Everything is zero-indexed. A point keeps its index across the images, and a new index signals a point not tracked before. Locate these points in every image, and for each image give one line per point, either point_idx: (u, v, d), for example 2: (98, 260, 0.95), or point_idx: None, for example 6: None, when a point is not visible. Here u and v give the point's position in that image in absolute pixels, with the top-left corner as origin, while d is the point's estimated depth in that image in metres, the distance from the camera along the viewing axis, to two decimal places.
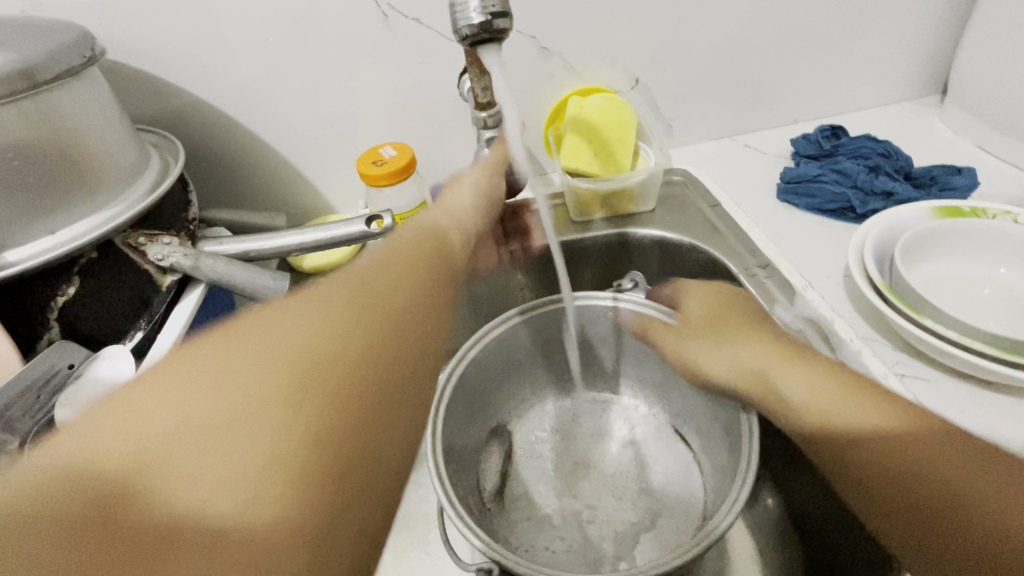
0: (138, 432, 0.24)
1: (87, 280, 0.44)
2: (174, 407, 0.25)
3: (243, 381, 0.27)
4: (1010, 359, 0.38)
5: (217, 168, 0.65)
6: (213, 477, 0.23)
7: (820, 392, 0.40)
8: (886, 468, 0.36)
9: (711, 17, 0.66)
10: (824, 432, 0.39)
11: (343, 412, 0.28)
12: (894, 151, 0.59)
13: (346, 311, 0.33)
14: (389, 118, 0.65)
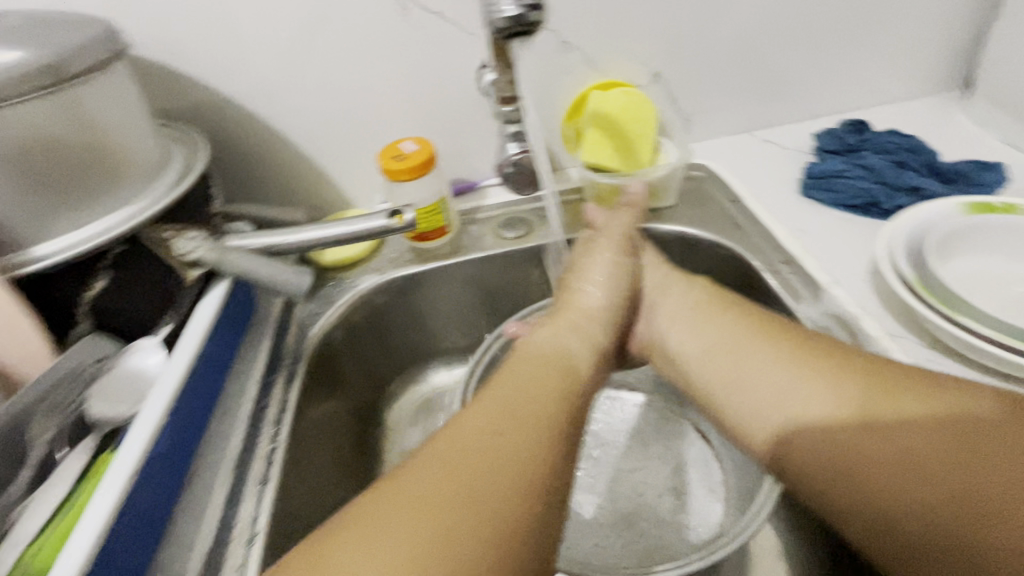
0: (341, 563, 0.29)
1: (115, 274, 0.44)
2: (368, 536, 0.30)
3: (413, 502, 0.32)
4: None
5: (238, 163, 0.66)
6: (372, 571, 0.29)
7: (835, 403, 0.39)
8: (881, 504, 0.36)
9: (733, 11, 0.66)
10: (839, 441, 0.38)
11: (460, 529, 0.30)
12: (920, 146, 0.59)
13: (481, 438, 0.35)
14: (409, 113, 0.65)
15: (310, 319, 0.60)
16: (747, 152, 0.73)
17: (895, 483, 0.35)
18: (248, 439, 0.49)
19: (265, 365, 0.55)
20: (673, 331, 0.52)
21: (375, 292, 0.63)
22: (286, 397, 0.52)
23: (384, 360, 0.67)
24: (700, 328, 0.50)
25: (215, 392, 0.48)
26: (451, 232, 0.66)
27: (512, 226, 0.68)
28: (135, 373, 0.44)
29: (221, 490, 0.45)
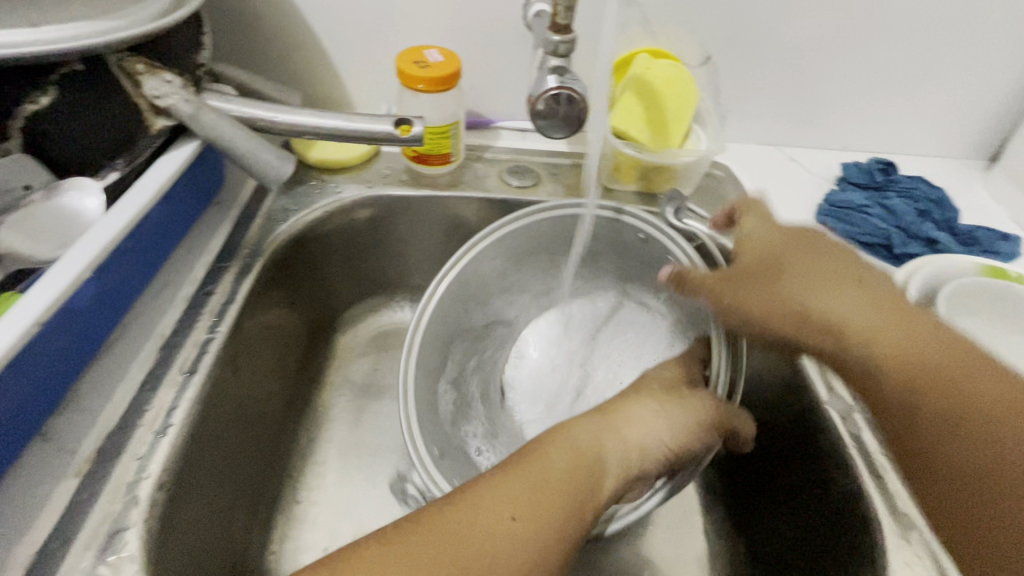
0: (475, 521, 0.29)
1: (64, 94, 0.37)
2: (505, 500, 0.30)
3: (516, 499, 0.30)
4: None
5: (237, 21, 0.58)
6: (498, 510, 0.30)
7: (824, 309, 0.38)
8: (969, 445, 0.33)
9: (801, 14, 0.62)
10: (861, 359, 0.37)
11: (515, 533, 0.29)
12: (945, 201, 0.57)
13: (533, 492, 0.31)
14: (440, 20, 0.58)
15: (280, 214, 0.54)
16: (771, 165, 0.71)
17: (950, 375, 0.35)
18: (182, 321, 0.43)
19: (219, 248, 0.49)
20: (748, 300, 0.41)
21: (357, 206, 0.58)
22: (235, 288, 0.46)
23: (341, 262, 0.60)
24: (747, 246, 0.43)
25: (153, 257, 0.42)
26: (454, 162, 0.60)
27: (518, 173, 0.62)
28: (68, 214, 0.39)
29: (139, 368, 0.39)
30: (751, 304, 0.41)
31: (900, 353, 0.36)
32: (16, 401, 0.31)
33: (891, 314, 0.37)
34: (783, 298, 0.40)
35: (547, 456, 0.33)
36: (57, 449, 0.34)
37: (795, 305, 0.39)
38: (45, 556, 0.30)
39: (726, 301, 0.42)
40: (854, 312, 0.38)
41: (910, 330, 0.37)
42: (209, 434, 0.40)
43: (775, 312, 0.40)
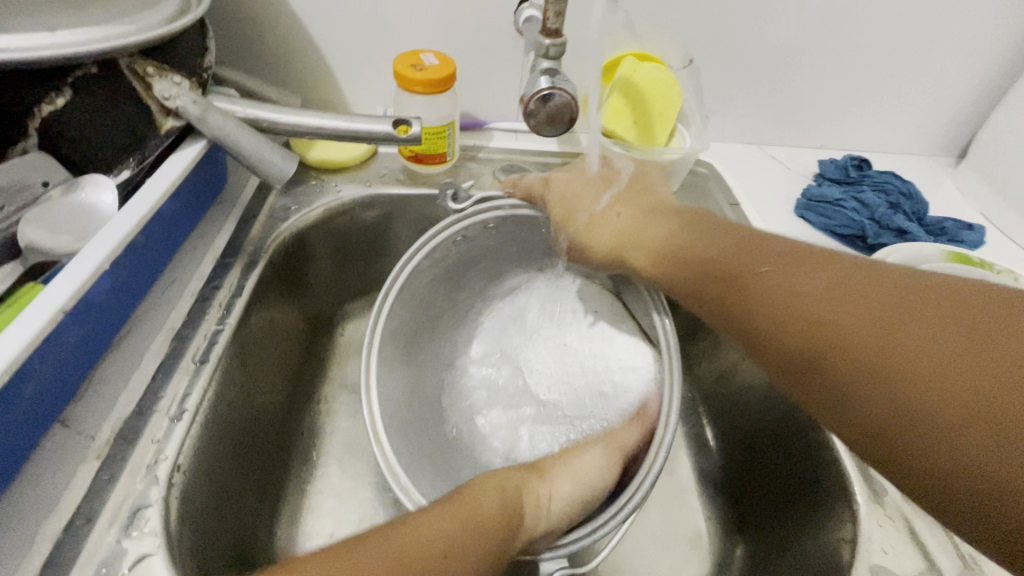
0: None
1: (79, 96, 0.39)
2: None
3: None
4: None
5: (237, 27, 0.60)
6: None
7: (626, 225, 0.47)
8: (800, 319, 0.34)
9: (777, 18, 0.65)
10: (683, 265, 0.42)
11: None
12: (915, 194, 0.60)
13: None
14: (434, 26, 0.61)
15: (282, 212, 0.56)
16: (752, 162, 0.74)
17: (761, 270, 0.38)
18: (192, 313, 0.45)
19: (223, 245, 0.51)
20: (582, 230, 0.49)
21: (358, 204, 0.60)
22: (241, 282, 0.48)
23: (341, 254, 0.62)
24: (565, 186, 0.51)
25: (161, 251, 0.44)
26: (449, 161, 0.63)
27: (511, 172, 0.65)
28: (83, 209, 0.41)
29: (151, 358, 0.41)
30: (582, 222, 0.49)
31: (715, 267, 0.40)
32: (41, 385, 0.33)
33: (686, 229, 0.44)
34: (610, 237, 0.48)
35: (473, 501, 0.37)
36: (77, 435, 0.36)
37: (609, 228, 0.48)
38: (71, 533, 0.32)
39: (567, 216, 0.50)
40: (664, 234, 0.45)
41: (706, 238, 0.43)
42: (222, 423, 0.42)
43: (596, 229, 0.48)
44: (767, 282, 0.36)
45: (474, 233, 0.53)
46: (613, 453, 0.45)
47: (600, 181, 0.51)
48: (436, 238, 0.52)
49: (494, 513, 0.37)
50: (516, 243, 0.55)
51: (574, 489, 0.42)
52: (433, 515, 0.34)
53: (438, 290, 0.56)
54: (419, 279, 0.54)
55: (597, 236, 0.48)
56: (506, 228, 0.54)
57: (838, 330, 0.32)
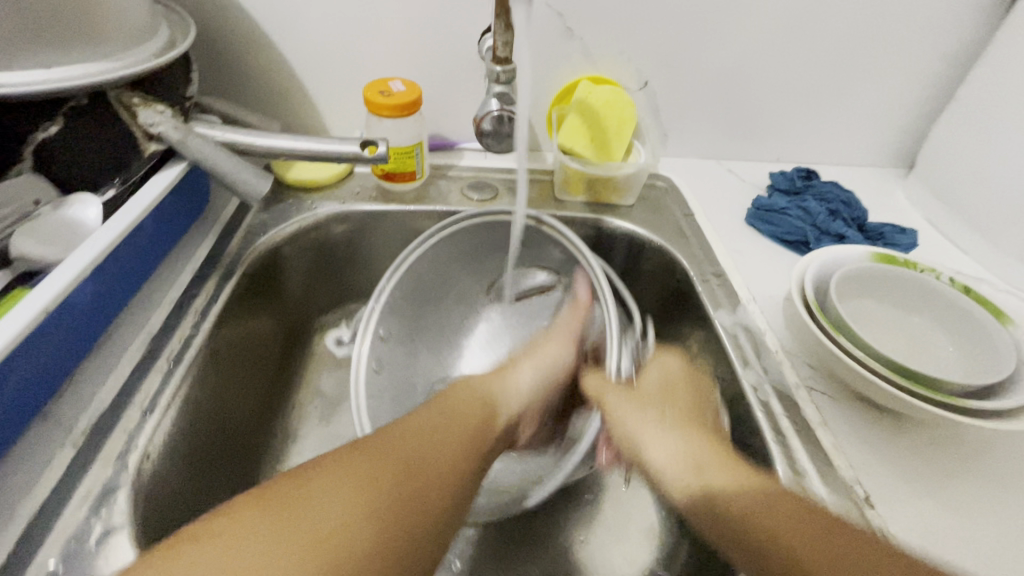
0: (331, 511, 0.31)
1: (70, 124, 0.43)
2: (361, 476, 0.33)
3: (383, 470, 0.34)
4: (919, 392, 0.42)
5: (224, 60, 0.65)
6: (354, 486, 0.33)
7: (683, 452, 0.41)
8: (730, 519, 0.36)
9: (724, 43, 0.70)
10: (698, 456, 0.40)
11: (380, 492, 0.33)
12: (855, 202, 0.64)
13: (382, 473, 0.34)
14: (404, 55, 0.66)
15: (259, 228, 0.60)
16: (710, 176, 0.78)
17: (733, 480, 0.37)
18: (169, 319, 0.49)
19: (202, 259, 0.55)
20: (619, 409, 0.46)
21: (332, 220, 0.64)
22: (217, 292, 0.52)
23: (317, 268, 0.66)
24: (659, 408, 0.45)
25: (143, 262, 0.48)
26: (418, 179, 0.67)
27: (477, 188, 0.69)
28: (69, 224, 0.44)
29: (129, 359, 0.45)
30: (642, 429, 0.44)
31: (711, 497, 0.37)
32: (26, 378, 0.37)
33: (734, 468, 0.39)
34: (665, 458, 0.41)
35: (448, 404, 0.42)
36: (58, 427, 0.39)
37: (659, 449, 0.42)
38: (46, 513, 0.35)
39: (626, 428, 0.45)
40: (677, 445, 0.42)
41: (723, 455, 0.40)
42: (188, 420, 0.45)
43: (650, 442, 0.43)
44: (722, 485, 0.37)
45: (440, 254, 0.60)
46: (563, 337, 0.52)
47: (663, 389, 0.47)
48: (411, 264, 0.59)
49: (474, 416, 0.43)
50: (479, 249, 0.62)
51: (531, 380, 0.49)
52: (409, 425, 0.39)
53: (414, 310, 0.60)
54: (397, 299, 0.58)
55: (647, 449, 0.43)
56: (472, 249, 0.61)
57: (754, 522, 0.34)
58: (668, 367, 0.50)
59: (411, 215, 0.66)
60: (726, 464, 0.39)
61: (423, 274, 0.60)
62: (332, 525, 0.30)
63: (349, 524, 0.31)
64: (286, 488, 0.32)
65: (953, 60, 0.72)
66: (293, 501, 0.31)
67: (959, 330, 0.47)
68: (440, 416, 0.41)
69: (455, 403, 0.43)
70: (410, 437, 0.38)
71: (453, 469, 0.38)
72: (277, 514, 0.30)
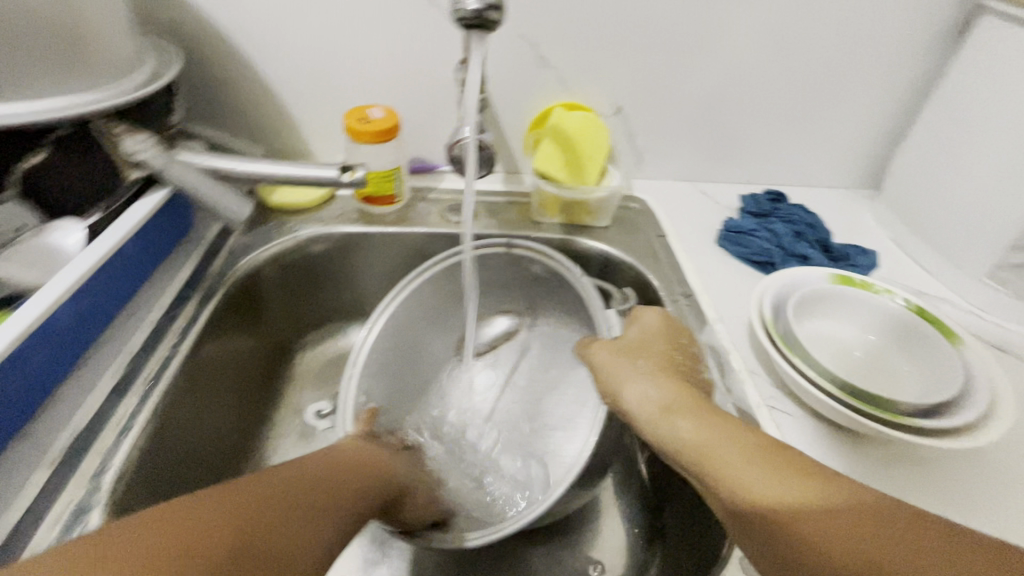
0: (202, 527, 0.30)
1: (55, 153, 0.45)
2: (241, 500, 0.33)
3: (263, 496, 0.34)
4: (874, 412, 0.43)
5: (211, 88, 0.68)
6: (234, 510, 0.32)
7: (659, 400, 0.43)
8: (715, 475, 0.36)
9: (695, 71, 0.73)
10: (673, 407, 0.41)
11: (251, 516, 0.32)
12: (819, 224, 0.67)
13: (263, 501, 0.34)
14: (385, 83, 0.68)
15: (242, 250, 0.62)
16: (684, 198, 0.80)
17: (715, 435, 0.38)
18: (150, 340, 0.50)
19: (183, 281, 0.56)
20: (615, 369, 0.47)
21: (312, 243, 0.66)
22: (197, 313, 0.53)
23: (298, 289, 0.68)
24: (649, 373, 0.45)
25: (125, 284, 0.50)
26: (399, 201, 0.69)
27: (457, 211, 0.71)
28: (50, 249, 0.47)
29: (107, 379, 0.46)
30: (627, 374, 0.45)
31: (699, 456, 0.38)
32: (5, 398, 0.38)
33: (721, 422, 0.39)
34: (653, 400, 0.43)
35: (347, 460, 0.44)
36: (34, 446, 0.40)
37: (647, 394, 0.44)
38: (20, 532, 0.36)
39: (609, 377, 0.47)
40: (658, 396, 0.43)
41: (709, 411, 0.40)
42: (164, 440, 0.46)
43: (633, 389, 0.44)
44: (710, 449, 0.37)
45: (428, 287, 0.65)
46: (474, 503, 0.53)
47: (631, 346, 0.49)
48: (398, 294, 0.63)
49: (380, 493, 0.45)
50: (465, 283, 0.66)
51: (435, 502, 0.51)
52: (302, 465, 0.40)
53: (403, 336, 0.65)
54: (386, 327, 0.63)
55: (627, 398, 0.44)
56: (458, 282, 0.66)
57: (739, 475, 0.35)
58: (645, 318, 0.52)
59: (391, 237, 0.68)
60: (707, 417, 0.40)
61: (412, 303, 0.65)
62: (196, 536, 0.29)
63: (212, 538, 0.30)
64: (173, 510, 0.31)
65: (911, 88, 0.75)
66: (175, 516, 0.30)
67: (912, 350, 0.49)
68: (336, 467, 0.42)
69: (356, 465, 0.44)
70: (297, 475, 0.38)
71: (331, 521, 0.37)
72: (148, 532, 0.29)
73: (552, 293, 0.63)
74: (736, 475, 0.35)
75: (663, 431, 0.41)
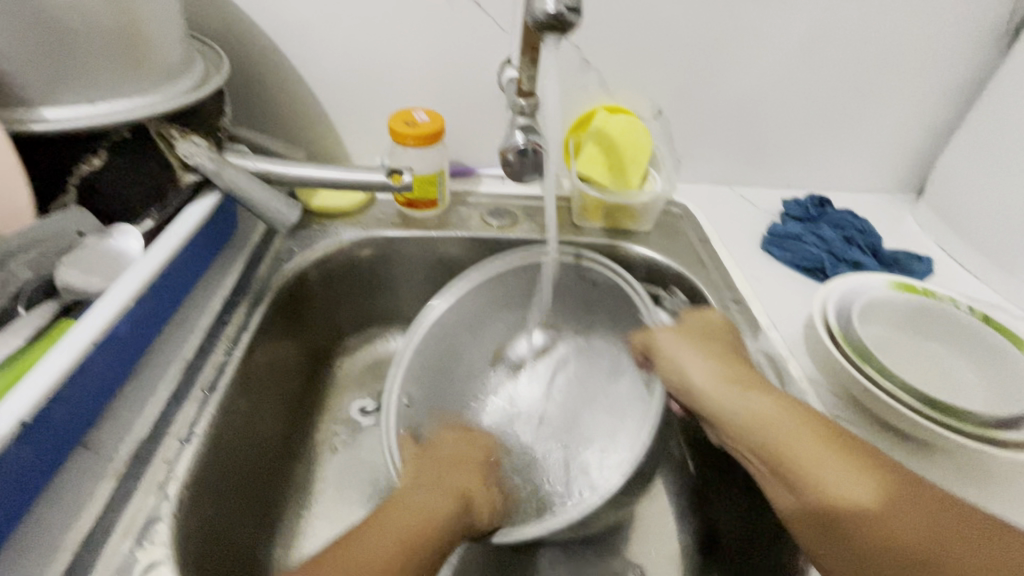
0: None
1: (112, 157, 0.45)
2: None
3: None
4: (942, 419, 0.43)
5: (252, 91, 0.67)
6: None
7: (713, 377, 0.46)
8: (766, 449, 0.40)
9: (737, 74, 0.73)
10: (730, 385, 0.45)
11: None
12: (869, 229, 0.66)
13: None
14: (427, 86, 0.68)
15: (286, 254, 0.61)
16: (723, 202, 0.79)
17: (769, 413, 0.42)
18: (202, 347, 0.49)
19: (231, 286, 0.56)
20: (673, 351, 0.49)
21: (355, 247, 0.65)
22: (247, 319, 0.53)
23: (339, 294, 0.67)
24: (705, 352, 0.48)
25: (178, 290, 0.49)
26: (440, 205, 0.69)
27: (498, 214, 0.70)
28: (113, 254, 0.45)
29: (164, 387, 0.45)
30: (686, 357, 0.48)
31: (754, 429, 0.42)
32: (72, 408, 0.37)
33: (771, 399, 0.43)
34: (703, 381, 0.46)
35: (398, 514, 0.41)
36: (97, 456, 0.40)
37: (702, 374, 0.46)
38: (90, 544, 0.36)
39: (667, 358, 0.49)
40: (714, 376, 0.46)
41: (761, 389, 0.44)
42: (220, 450, 0.45)
43: (691, 370, 0.47)
44: (765, 423, 0.41)
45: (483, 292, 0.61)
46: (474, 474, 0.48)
47: (691, 331, 0.51)
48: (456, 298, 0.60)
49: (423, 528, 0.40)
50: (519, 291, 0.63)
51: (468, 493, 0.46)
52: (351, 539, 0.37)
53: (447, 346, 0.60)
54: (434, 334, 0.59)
55: (686, 376, 0.47)
56: (511, 285, 0.62)
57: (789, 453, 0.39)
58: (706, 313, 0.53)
59: (433, 242, 0.67)
60: (759, 393, 0.43)
61: (464, 309, 0.61)
62: None
63: None
64: None
65: (955, 90, 0.74)
66: None
67: (979, 359, 0.48)
68: (390, 529, 0.39)
69: (411, 514, 0.41)
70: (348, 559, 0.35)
71: None
72: None
73: (608, 305, 0.61)
74: (788, 451, 0.39)
75: (717, 406, 0.44)
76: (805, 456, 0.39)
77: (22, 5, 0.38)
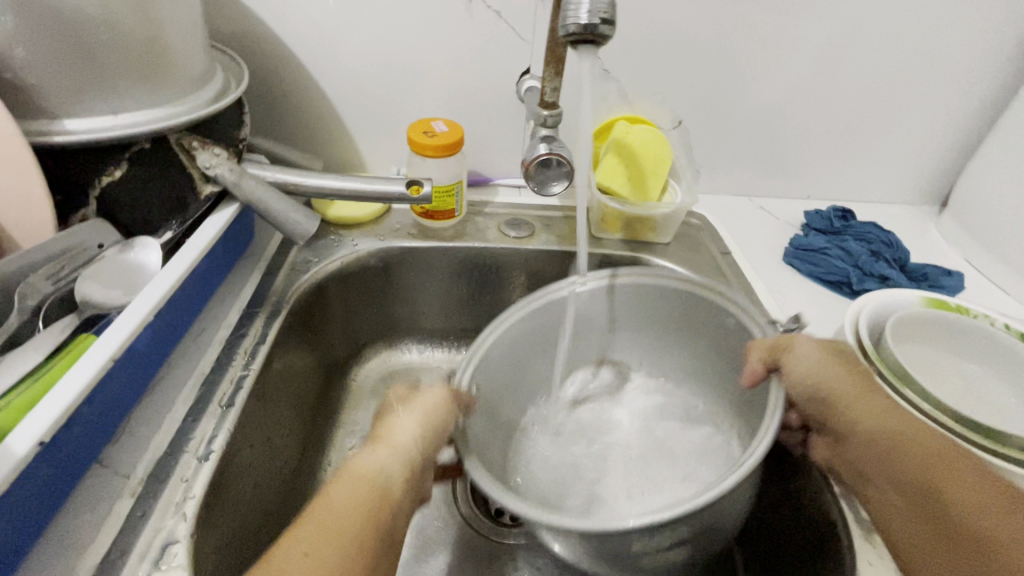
0: None
1: (133, 168, 0.44)
2: None
3: None
4: (983, 444, 0.41)
5: (270, 100, 0.67)
6: None
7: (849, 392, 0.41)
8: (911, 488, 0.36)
9: (759, 84, 0.72)
10: (874, 411, 0.40)
11: None
12: (896, 243, 0.64)
13: None
14: (445, 96, 0.67)
15: (303, 265, 0.60)
16: (743, 214, 0.78)
17: (918, 448, 0.37)
18: (219, 360, 0.49)
19: (248, 298, 0.55)
20: (803, 366, 0.43)
21: (372, 258, 0.64)
22: (265, 331, 0.52)
23: (354, 305, 0.66)
24: (839, 369, 0.42)
25: (196, 302, 0.48)
26: (458, 216, 0.68)
27: (515, 225, 0.69)
28: (133, 267, 0.45)
29: (181, 403, 0.45)
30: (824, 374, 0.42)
31: (902, 464, 0.37)
32: (90, 426, 0.37)
33: (920, 434, 0.38)
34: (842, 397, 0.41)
35: (338, 501, 0.35)
36: (114, 474, 0.39)
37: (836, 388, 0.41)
38: (106, 566, 0.35)
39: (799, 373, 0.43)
40: (854, 398, 0.41)
41: (908, 422, 0.39)
42: (237, 467, 0.44)
43: (820, 382, 0.42)
44: (919, 461, 0.37)
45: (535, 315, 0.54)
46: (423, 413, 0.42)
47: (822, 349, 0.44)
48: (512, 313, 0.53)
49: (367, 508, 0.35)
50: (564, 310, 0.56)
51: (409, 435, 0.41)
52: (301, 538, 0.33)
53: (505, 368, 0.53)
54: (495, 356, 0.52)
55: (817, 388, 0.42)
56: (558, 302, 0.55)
57: (945, 501, 0.35)
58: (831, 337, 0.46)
59: (450, 252, 0.66)
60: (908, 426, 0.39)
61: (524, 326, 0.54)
62: None
63: None
64: None
65: (981, 100, 0.73)
66: None
67: (1018, 379, 0.47)
68: (334, 523, 0.34)
69: (350, 498, 0.36)
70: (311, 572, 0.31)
71: None
72: None
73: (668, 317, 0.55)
74: (947, 498, 0.35)
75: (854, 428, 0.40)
76: (968, 505, 0.34)
77: (47, 17, 0.37)
